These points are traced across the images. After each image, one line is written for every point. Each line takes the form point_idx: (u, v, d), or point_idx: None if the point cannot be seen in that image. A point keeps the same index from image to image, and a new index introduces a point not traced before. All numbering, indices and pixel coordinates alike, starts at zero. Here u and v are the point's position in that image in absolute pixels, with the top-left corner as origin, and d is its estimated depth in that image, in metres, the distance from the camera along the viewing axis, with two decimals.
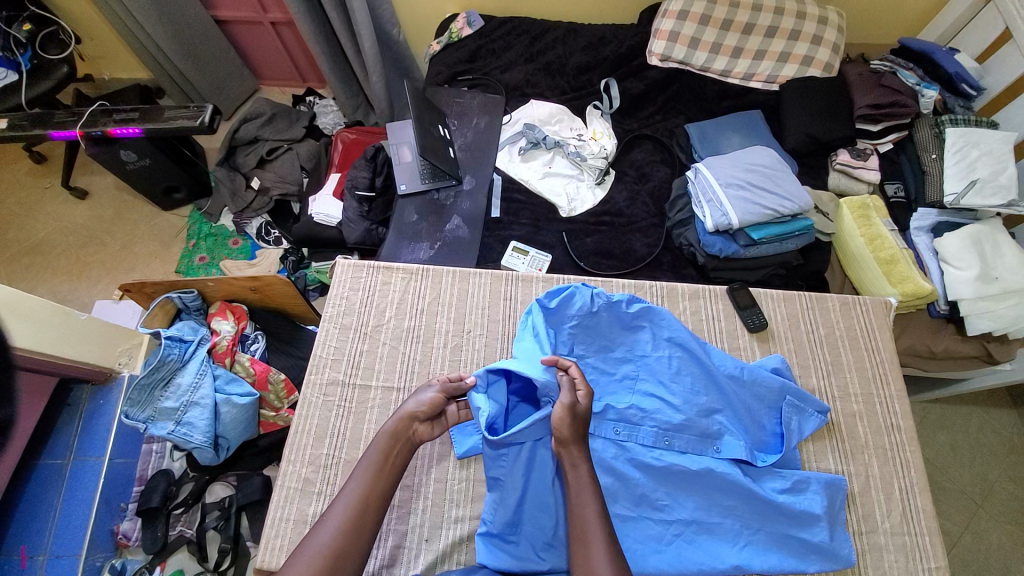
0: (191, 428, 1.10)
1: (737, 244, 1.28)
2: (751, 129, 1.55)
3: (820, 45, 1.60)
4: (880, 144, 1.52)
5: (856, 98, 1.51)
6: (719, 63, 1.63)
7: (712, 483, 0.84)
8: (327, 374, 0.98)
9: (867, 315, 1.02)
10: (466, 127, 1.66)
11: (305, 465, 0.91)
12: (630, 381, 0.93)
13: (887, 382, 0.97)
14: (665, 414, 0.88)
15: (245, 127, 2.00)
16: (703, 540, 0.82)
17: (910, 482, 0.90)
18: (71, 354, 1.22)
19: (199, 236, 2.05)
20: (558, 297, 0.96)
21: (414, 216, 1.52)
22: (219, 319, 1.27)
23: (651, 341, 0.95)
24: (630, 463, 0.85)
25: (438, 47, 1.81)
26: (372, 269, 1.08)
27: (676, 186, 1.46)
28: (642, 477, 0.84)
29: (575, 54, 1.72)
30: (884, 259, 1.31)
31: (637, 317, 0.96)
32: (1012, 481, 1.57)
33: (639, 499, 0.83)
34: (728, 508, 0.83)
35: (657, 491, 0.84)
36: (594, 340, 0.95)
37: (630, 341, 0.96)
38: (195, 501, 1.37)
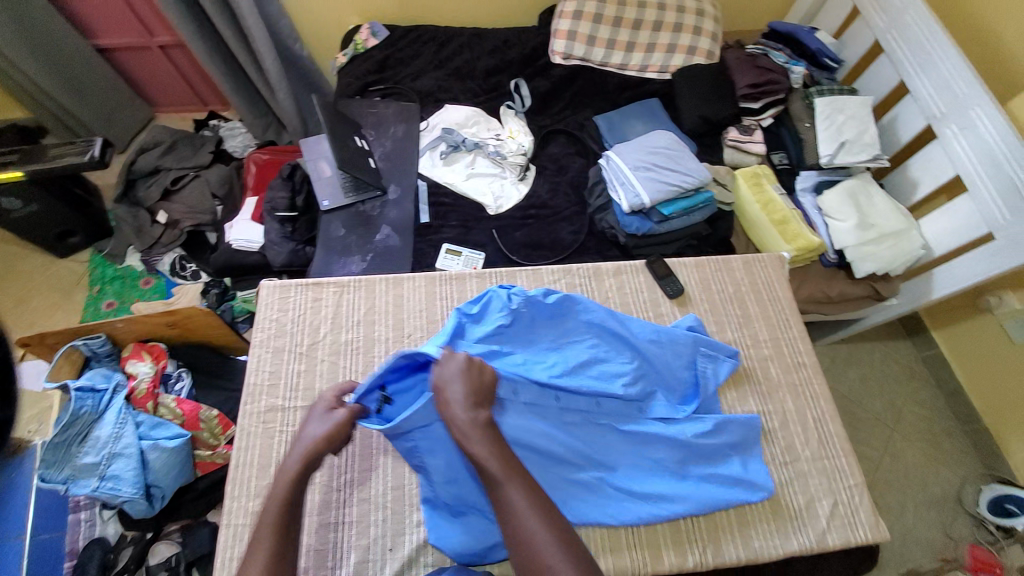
0: (118, 482, 1.01)
1: (652, 221, 1.39)
2: (651, 116, 1.68)
3: (701, 36, 1.76)
4: (762, 120, 1.70)
5: (738, 79, 1.69)
6: (616, 57, 1.75)
7: (641, 441, 0.92)
8: (265, 401, 0.95)
9: (765, 269, 1.14)
10: (384, 136, 1.66)
11: (253, 497, 0.87)
12: (560, 364, 0.93)
13: (790, 324, 1.08)
14: (598, 386, 0.92)
15: (143, 158, 1.87)
16: (643, 493, 0.89)
17: (821, 411, 1.00)
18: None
19: (103, 281, 1.87)
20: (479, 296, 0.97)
21: (340, 230, 1.49)
22: (134, 361, 1.17)
23: (576, 322, 0.97)
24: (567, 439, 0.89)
25: (344, 59, 1.79)
26: (300, 287, 1.06)
27: (592, 174, 1.54)
28: (581, 443, 0.90)
29: (482, 57, 1.77)
30: (778, 221, 1.47)
31: (558, 303, 0.97)
32: (913, 401, 1.80)
33: (582, 462, 0.89)
34: (657, 459, 0.91)
35: (595, 453, 0.90)
36: (521, 325, 0.96)
37: (560, 317, 0.98)
38: (137, 565, 1.25)
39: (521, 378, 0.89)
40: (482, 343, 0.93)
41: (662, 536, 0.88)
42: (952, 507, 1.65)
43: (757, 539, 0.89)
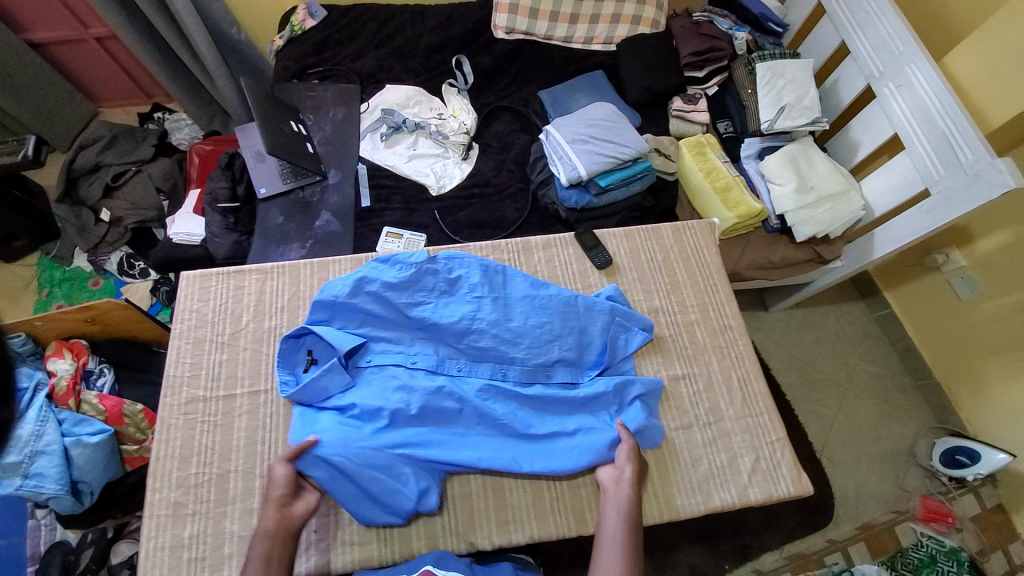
0: (42, 478, 1.00)
1: (590, 194, 1.38)
2: (596, 89, 1.66)
3: (645, 5, 1.73)
4: (708, 88, 1.71)
5: (682, 47, 1.67)
6: (560, 30, 1.72)
7: (540, 403, 0.94)
8: (186, 393, 0.95)
9: (696, 236, 1.16)
10: (324, 121, 1.63)
11: (174, 489, 0.87)
12: (466, 327, 0.96)
13: (717, 289, 1.11)
14: (501, 349, 0.96)
15: (83, 155, 1.82)
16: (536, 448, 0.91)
17: (745, 370, 1.03)
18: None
19: (51, 283, 1.82)
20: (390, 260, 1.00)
21: (279, 218, 1.47)
22: (55, 359, 1.15)
23: (482, 281, 1.00)
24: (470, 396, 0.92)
25: (281, 42, 1.74)
26: (221, 277, 1.05)
27: (533, 150, 1.52)
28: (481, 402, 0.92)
29: (424, 35, 1.72)
30: (720, 189, 1.47)
31: (463, 271, 1.01)
32: (866, 360, 1.84)
33: (482, 417, 0.92)
34: (556, 416, 0.94)
35: (496, 410, 0.92)
36: (433, 289, 0.99)
37: (466, 285, 1.00)
38: (100, 565, 1.26)
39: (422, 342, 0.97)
40: (386, 311, 0.97)
41: (586, 501, 0.91)
42: (906, 461, 1.70)
43: (681, 498, 0.91)
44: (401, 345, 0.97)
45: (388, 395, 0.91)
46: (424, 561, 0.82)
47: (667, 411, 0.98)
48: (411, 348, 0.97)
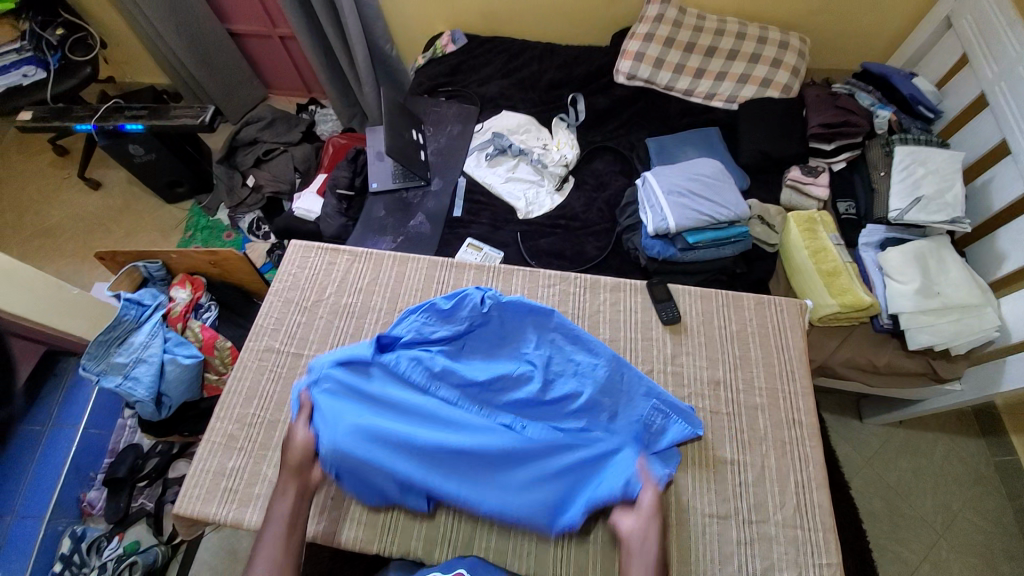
0: (136, 383, 1.18)
1: (675, 248, 1.34)
2: (707, 145, 1.62)
3: (779, 69, 1.66)
4: (834, 162, 1.58)
5: (811, 117, 1.58)
6: (682, 83, 1.71)
7: (550, 456, 0.89)
8: (265, 342, 1.07)
9: (780, 314, 1.10)
10: (440, 134, 1.77)
11: (232, 422, 0.99)
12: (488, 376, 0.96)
13: (794, 378, 1.03)
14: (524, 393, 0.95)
15: (247, 130, 2.16)
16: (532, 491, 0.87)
17: (807, 476, 0.94)
18: (14, 307, 1.29)
19: (196, 228, 2.16)
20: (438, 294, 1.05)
21: (381, 212, 1.63)
22: (177, 288, 1.37)
23: (538, 338, 1.02)
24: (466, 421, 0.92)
25: (422, 61, 1.95)
26: (320, 250, 1.18)
27: (627, 193, 1.52)
28: (489, 438, 0.89)
29: (549, 71, 1.82)
30: (826, 272, 1.34)
31: (516, 321, 1.04)
32: (972, 508, 1.52)
33: (487, 455, 0.88)
34: (562, 472, 0.88)
35: (503, 455, 0.88)
36: (486, 332, 1.03)
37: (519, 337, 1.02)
38: (158, 475, 1.48)
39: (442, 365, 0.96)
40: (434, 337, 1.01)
41: (591, 557, 0.90)
42: None
43: None
44: (432, 361, 0.97)
45: (397, 403, 0.93)
46: (461, 565, 0.85)
47: (709, 493, 0.92)
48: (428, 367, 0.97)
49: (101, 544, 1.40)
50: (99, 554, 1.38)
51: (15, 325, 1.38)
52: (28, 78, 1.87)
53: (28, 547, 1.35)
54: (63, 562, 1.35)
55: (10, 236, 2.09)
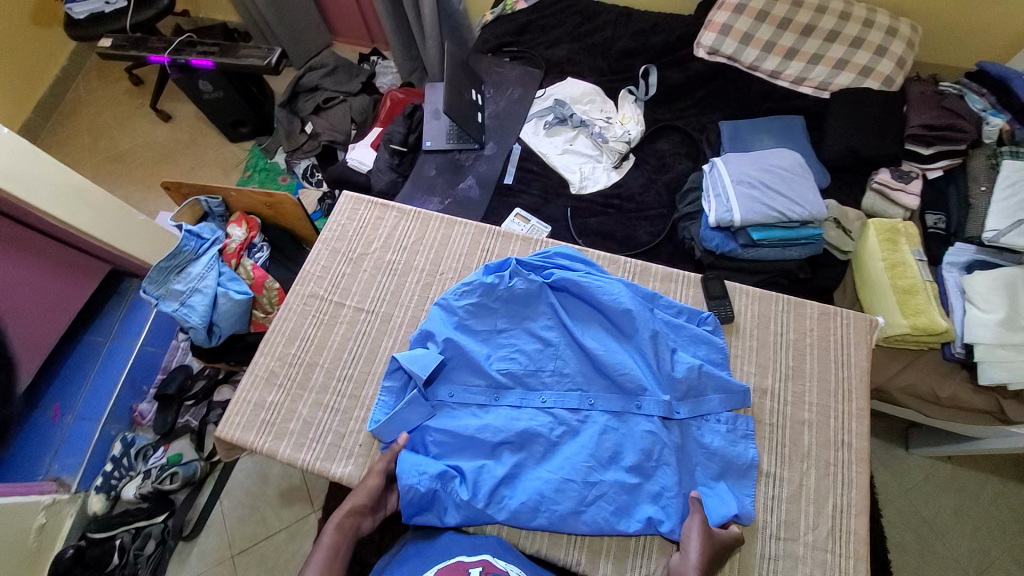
0: (191, 311, 1.23)
1: (736, 243, 1.24)
2: (788, 134, 1.48)
3: (885, 57, 1.48)
4: (929, 170, 1.41)
5: (910, 115, 1.41)
6: (769, 63, 1.55)
7: (599, 414, 0.92)
8: (310, 287, 1.09)
9: (846, 329, 1.00)
10: (500, 96, 1.71)
11: (274, 358, 1.03)
12: (557, 349, 0.96)
13: (848, 397, 0.95)
14: (594, 334, 0.96)
15: (309, 75, 2.17)
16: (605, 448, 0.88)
17: (847, 501, 0.88)
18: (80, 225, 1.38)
19: (254, 169, 2.19)
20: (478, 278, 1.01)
21: (432, 171, 1.60)
22: (234, 226, 1.41)
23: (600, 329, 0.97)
24: (559, 445, 0.91)
25: (490, 17, 1.86)
26: (370, 204, 1.18)
27: (690, 179, 1.42)
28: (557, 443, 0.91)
29: (622, 38, 1.70)
30: (902, 289, 1.22)
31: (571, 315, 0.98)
32: (1015, 561, 1.40)
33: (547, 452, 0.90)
34: (622, 433, 0.89)
35: (565, 445, 0.90)
36: (526, 331, 0.98)
37: (547, 310, 0.98)
38: (204, 396, 1.60)
39: (503, 372, 0.95)
40: (478, 344, 0.98)
41: (605, 544, 0.89)
42: None
43: None
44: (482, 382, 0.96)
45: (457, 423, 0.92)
46: (485, 550, 0.80)
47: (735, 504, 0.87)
48: (499, 368, 0.95)
49: (148, 452, 1.54)
50: (145, 460, 1.53)
51: (85, 244, 1.46)
52: (112, 6, 1.94)
53: (85, 445, 1.48)
54: (114, 463, 1.48)
55: (87, 158, 2.22)
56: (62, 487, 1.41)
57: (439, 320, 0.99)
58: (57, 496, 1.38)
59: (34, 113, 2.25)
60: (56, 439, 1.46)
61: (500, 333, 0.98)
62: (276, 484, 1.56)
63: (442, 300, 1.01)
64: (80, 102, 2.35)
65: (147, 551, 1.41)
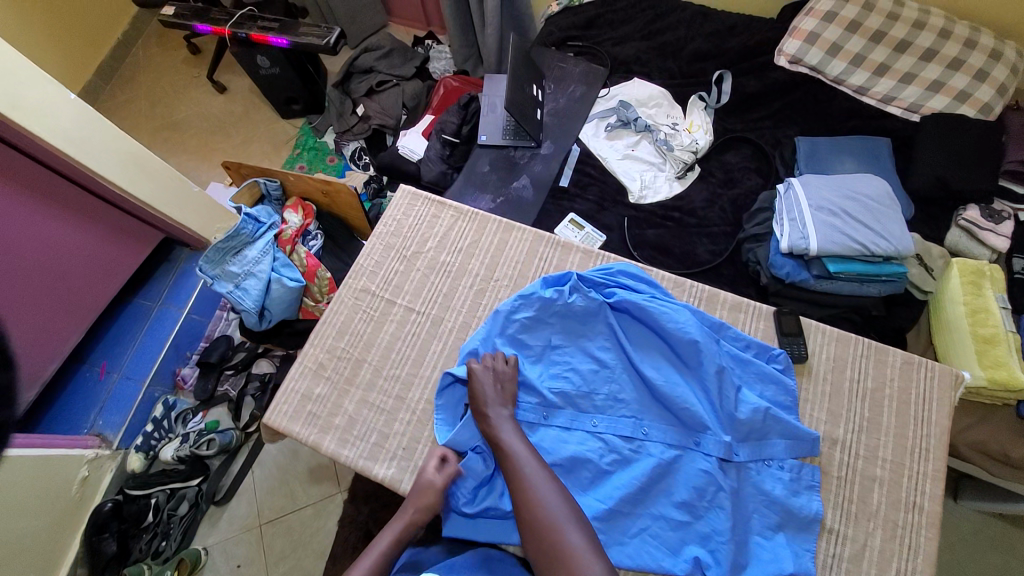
0: (245, 294, 1.24)
1: (809, 273, 1.16)
2: (872, 158, 1.37)
3: (990, 79, 1.35)
4: (1022, 211, 1.28)
5: (1010, 148, 1.30)
6: (856, 77, 1.44)
7: (654, 446, 0.85)
8: (362, 282, 1.07)
9: (929, 382, 0.93)
10: (561, 93, 1.64)
11: (324, 351, 1.02)
12: (612, 372, 0.91)
13: (927, 458, 0.88)
14: (654, 361, 0.90)
15: (365, 57, 2.13)
16: (656, 481, 0.83)
17: (915, 572, 0.81)
18: (138, 194, 1.40)
19: (303, 147, 2.18)
20: (538, 288, 0.97)
21: (485, 167, 1.56)
22: (290, 211, 1.42)
23: (663, 356, 0.91)
24: (608, 473, 0.84)
25: (556, 9, 1.79)
26: (428, 200, 1.15)
27: (761, 198, 1.33)
28: (606, 469, 0.84)
29: (695, 39, 1.61)
30: (981, 337, 1.12)
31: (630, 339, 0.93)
32: None
33: (592, 478, 0.84)
34: (675, 468, 0.84)
35: (613, 471, 0.84)
36: (579, 345, 0.93)
37: (606, 331, 0.93)
38: (244, 367, 1.63)
39: (553, 389, 0.90)
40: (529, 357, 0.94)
41: None
42: None
43: None
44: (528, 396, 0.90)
45: None
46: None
47: None
48: (549, 384, 0.90)
49: (187, 416, 1.59)
50: (184, 424, 1.58)
51: (140, 211, 1.46)
52: None
53: (128, 405, 1.51)
54: (154, 424, 1.53)
55: (145, 124, 2.26)
56: (104, 443, 1.45)
57: (493, 326, 0.95)
58: (99, 452, 1.42)
59: (97, 77, 2.30)
60: (102, 395, 1.50)
61: (553, 347, 0.94)
62: (305, 462, 1.58)
63: (498, 307, 0.97)
64: (142, 68, 2.39)
65: (180, 512, 1.46)
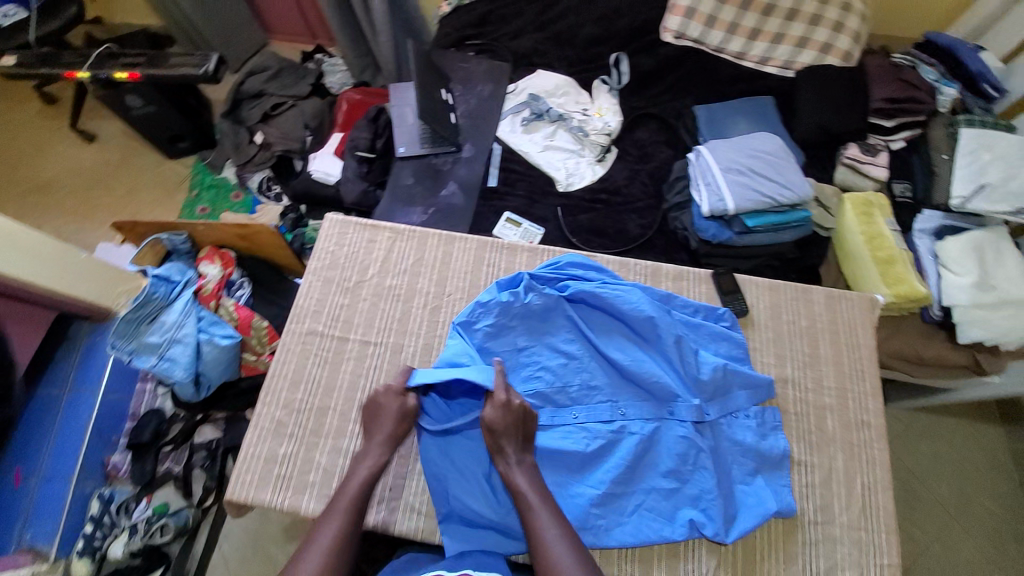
0: (173, 364, 1.15)
1: (731, 231, 1.26)
2: (761, 116, 1.51)
3: (841, 33, 1.53)
4: (892, 141, 1.48)
5: (874, 89, 1.47)
6: (734, 44, 1.57)
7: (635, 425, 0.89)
8: (307, 324, 1.01)
9: (850, 309, 1.05)
10: (470, 93, 1.63)
11: (280, 408, 0.95)
12: (580, 362, 0.93)
13: (863, 378, 1.00)
14: (616, 343, 0.94)
15: (251, 80, 1.99)
16: (643, 458, 0.87)
17: (873, 479, 0.93)
18: (13, 272, 1.20)
19: (201, 187, 1.99)
20: (493, 294, 0.96)
21: (409, 179, 1.51)
22: (206, 263, 1.31)
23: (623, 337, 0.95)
24: (598, 460, 0.88)
25: (448, 9, 1.76)
26: (359, 225, 1.10)
27: (675, 168, 1.42)
28: (596, 458, 0.87)
29: (586, 25, 1.65)
30: (881, 259, 1.28)
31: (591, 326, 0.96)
32: (989, 496, 1.55)
33: (584, 470, 0.87)
34: (657, 440, 0.88)
35: (602, 458, 0.87)
36: (546, 342, 0.95)
37: (566, 323, 0.96)
38: (184, 440, 1.47)
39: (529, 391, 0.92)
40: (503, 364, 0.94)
41: (657, 551, 0.87)
42: None
43: None
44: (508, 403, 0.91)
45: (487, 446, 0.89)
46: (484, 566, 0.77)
47: None
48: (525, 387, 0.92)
49: (130, 505, 1.39)
50: (128, 515, 1.38)
51: (19, 290, 1.26)
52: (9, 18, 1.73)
53: (59, 505, 1.31)
54: (94, 523, 1.33)
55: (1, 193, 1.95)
56: (39, 557, 1.25)
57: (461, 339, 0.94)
58: (35, 568, 1.22)
59: None
60: (25, 504, 1.30)
61: (520, 350, 0.94)
62: (279, 521, 1.47)
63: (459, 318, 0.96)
64: None
65: None
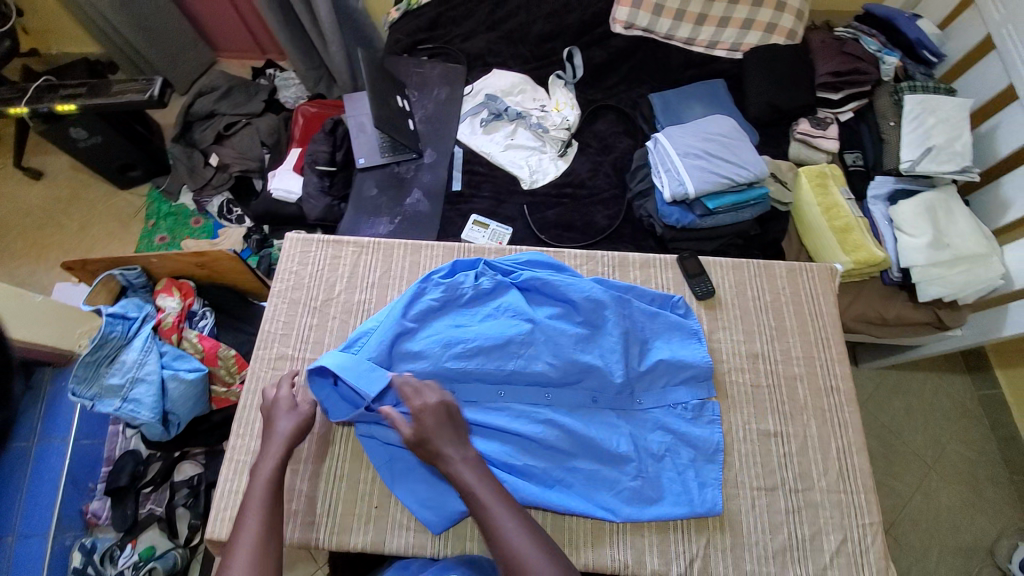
0: (138, 405, 1.12)
1: (694, 214, 1.29)
2: (715, 99, 1.54)
3: (784, 13, 1.57)
4: (840, 114, 1.53)
5: (818, 65, 1.52)
6: (683, 31, 1.60)
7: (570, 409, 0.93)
8: (276, 349, 0.99)
9: (810, 281, 1.09)
10: (427, 98, 1.62)
11: (254, 439, 0.92)
12: (523, 342, 0.92)
13: (828, 345, 1.04)
14: (562, 324, 0.95)
15: (201, 101, 1.92)
16: (571, 442, 0.91)
17: (847, 442, 0.96)
18: None
19: (158, 216, 1.92)
20: (438, 280, 0.97)
21: (373, 190, 1.49)
22: (164, 295, 1.26)
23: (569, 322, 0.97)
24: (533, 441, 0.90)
25: (397, 14, 1.73)
26: (322, 243, 1.08)
27: (636, 157, 1.44)
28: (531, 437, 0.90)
29: (537, 22, 1.65)
30: (839, 228, 1.32)
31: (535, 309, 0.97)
32: (961, 442, 1.62)
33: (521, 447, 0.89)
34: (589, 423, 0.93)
35: (537, 440, 0.90)
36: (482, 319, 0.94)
37: (509, 303, 0.95)
38: (163, 480, 1.42)
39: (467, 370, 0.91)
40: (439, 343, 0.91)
41: (646, 538, 0.89)
42: (980, 557, 1.50)
43: (749, 561, 0.88)
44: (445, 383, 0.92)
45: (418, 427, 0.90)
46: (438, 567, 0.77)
47: (753, 467, 0.94)
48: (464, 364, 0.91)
49: (114, 553, 1.33)
50: (114, 562, 1.32)
51: None
52: None
53: (37, 563, 1.25)
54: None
55: None
56: None
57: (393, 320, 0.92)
58: None
59: None
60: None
61: (462, 336, 0.91)
62: None
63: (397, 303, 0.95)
64: None
65: None
